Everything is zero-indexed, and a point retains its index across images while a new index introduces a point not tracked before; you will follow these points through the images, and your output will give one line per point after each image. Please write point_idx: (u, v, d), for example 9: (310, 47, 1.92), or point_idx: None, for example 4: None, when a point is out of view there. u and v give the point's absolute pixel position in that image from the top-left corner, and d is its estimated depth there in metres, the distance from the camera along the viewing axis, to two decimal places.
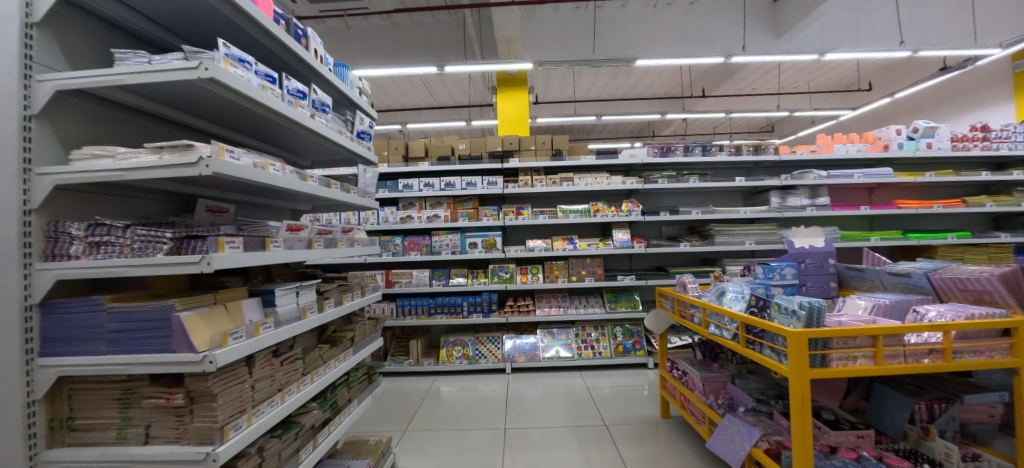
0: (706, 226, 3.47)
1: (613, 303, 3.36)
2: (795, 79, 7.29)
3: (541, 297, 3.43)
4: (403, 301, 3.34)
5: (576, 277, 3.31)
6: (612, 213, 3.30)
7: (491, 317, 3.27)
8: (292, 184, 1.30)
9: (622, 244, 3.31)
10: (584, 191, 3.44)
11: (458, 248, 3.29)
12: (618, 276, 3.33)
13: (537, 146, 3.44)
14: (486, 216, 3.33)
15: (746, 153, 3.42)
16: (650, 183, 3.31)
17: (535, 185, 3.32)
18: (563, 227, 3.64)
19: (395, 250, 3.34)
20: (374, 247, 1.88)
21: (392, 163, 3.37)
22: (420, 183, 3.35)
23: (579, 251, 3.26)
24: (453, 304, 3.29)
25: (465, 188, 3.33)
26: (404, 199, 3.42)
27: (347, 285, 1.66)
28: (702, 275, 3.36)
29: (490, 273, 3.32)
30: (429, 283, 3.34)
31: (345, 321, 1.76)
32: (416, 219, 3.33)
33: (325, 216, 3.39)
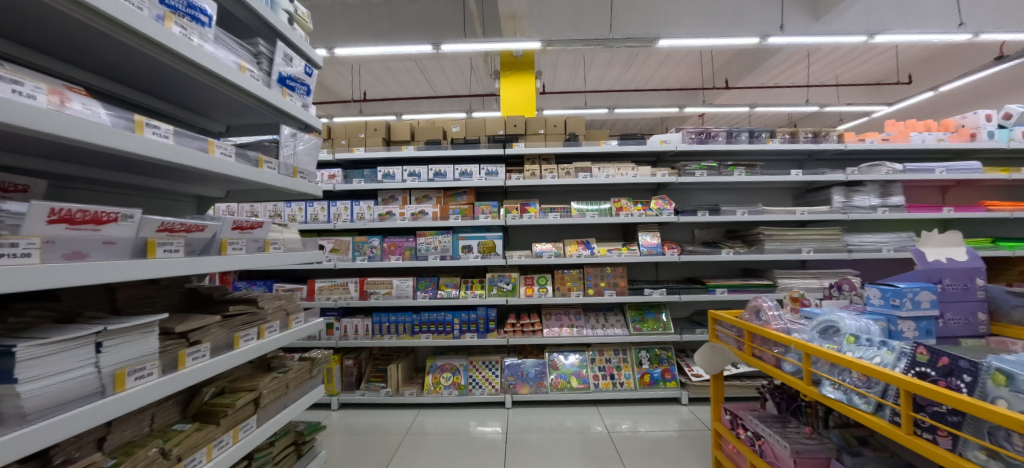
0: (752, 229, 2.82)
1: (638, 323, 2.72)
2: (826, 71, 6.63)
3: (550, 313, 2.78)
4: (381, 316, 2.72)
5: (594, 290, 2.67)
6: (638, 212, 2.68)
7: (488, 338, 2.64)
8: (84, 132, 0.65)
9: (651, 249, 2.68)
10: (603, 185, 2.81)
11: (448, 253, 2.67)
12: (645, 289, 2.69)
13: (547, 129, 2.81)
14: (484, 214, 2.70)
15: (804, 140, 2.77)
16: (686, 176, 2.68)
17: (544, 177, 2.69)
18: (577, 228, 3.00)
19: (371, 254, 2.72)
20: (312, 255, 1.26)
21: (370, 147, 2.75)
22: (405, 171, 2.73)
23: (597, 259, 2.63)
24: (442, 321, 2.67)
25: (459, 178, 2.70)
26: (384, 191, 2.80)
27: (250, 318, 1.03)
28: (748, 289, 2.72)
29: (488, 283, 2.71)
30: (414, 294, 2.72)
31: (254, 371, 1.13)
32: (398, 216, 2.71)
33: (287, 211, 2.78)
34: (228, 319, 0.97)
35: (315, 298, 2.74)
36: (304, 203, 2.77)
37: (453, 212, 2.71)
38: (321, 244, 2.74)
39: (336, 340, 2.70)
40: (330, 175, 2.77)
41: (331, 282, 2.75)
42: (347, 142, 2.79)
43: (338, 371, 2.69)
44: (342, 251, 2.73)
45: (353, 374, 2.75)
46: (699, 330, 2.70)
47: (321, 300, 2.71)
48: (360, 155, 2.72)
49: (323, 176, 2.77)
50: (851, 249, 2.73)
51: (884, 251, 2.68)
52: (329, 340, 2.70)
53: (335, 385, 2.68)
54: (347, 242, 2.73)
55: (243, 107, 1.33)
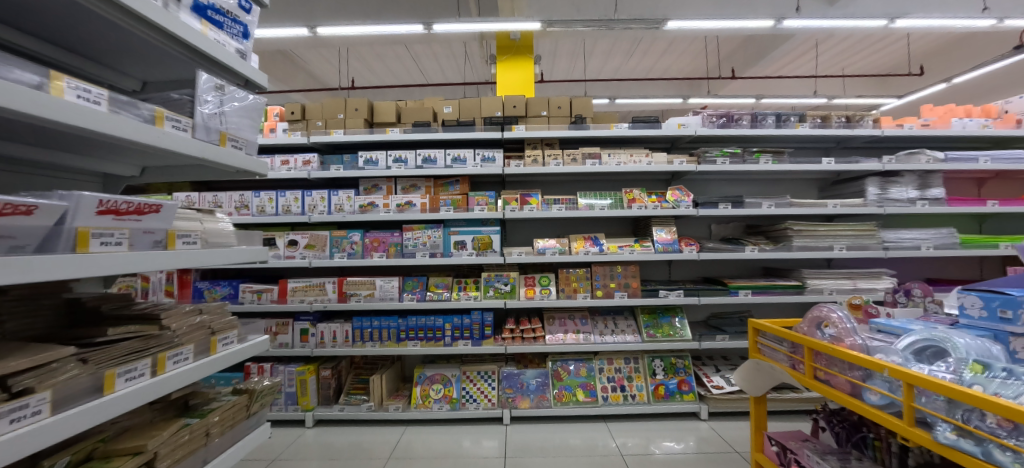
0: (778, 224, 2.54)
1: (652, 328, 2.43)
2: (836, 61, 6.37)
3: (553, 317, 2.48)
4: (362, 321, 2.40)
5: (603, 291, 2.37)
6: (653, 205, 2.38)
7: (484, 346, 2.34)
8: None
9: (668, 246, 2.38)
10: (613, 174, 2.51)
11: (439, 249, 2.36)
12: (659, 290, 2.41)
13: (550, 110, 2.49)
14: (480, 205, 2.38)
15: (836, 126, 2.49)
16: (707, 164, 2.38)
17: (548, 164, 2.38)
18: (582, 222, 2.69)
19: (351, 250, 2.39)
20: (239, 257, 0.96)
21: (351, 129, 2.41)
22: (389, 157, 2.41)
23: (608, 257, 2.33)
24: (432, 327, 2.36)
25: (451, 165, 2.38)
26: (366, 179, 2.47)
27: (140, 345, 0.75)
28: (773, 291, 2.45)
29: (483, 284, 2.40)
30: (400, 296, 2.41)
31: (157, 419, 0.85)
32: (382, 208, 2.39)
33: (255, 201, 2.44)
34: (94, 352, 0.67)
35: (287, 300, 2.41)
36: (274, 192, 2.43)
37: (443, 204, 2.39)
38: (293, 239, 2.41)
39: (311, 348, 2.38)
40: (304, 161, 2.43)
41: (305, 282, 2.42)
42: (324, 123, 2.44)
43: (313, 384, 2.37)
44: (318, 247, 2.40)
45: (331, 386, 2.42)
46: (719, 336, 2.42)
47: (294, 303, 2.38)
48: (338, 137, 2.37)
49: (296, 162, 2.43)
50: (887, 246, 2.46)
51: (924, 249, 2.42)
52: (303, 348, 2.38)
53: (310, 400, 2.36)
54: (323, 236, 2.40)
55: (163, 56, 1.00)
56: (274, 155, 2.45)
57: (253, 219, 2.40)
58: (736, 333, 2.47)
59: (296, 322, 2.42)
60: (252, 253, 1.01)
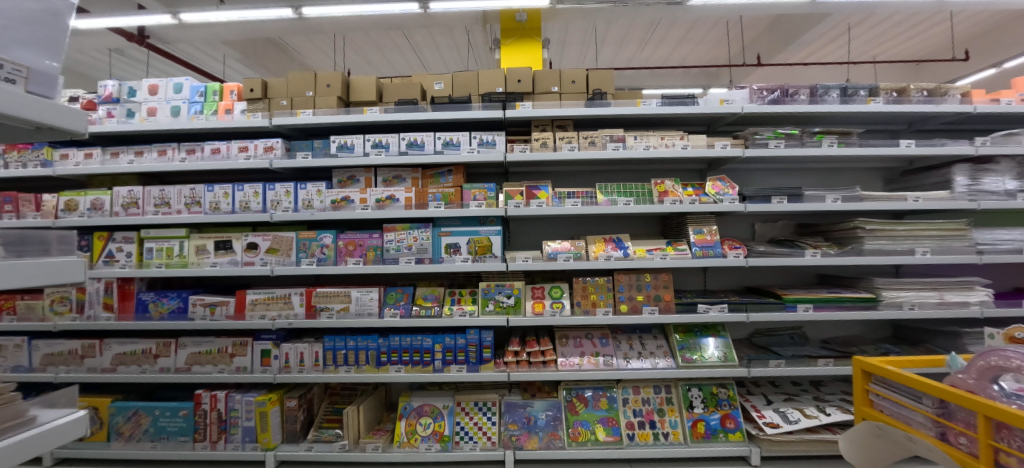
0: (842, 223, 2.07)
1: (689, 350, 1.97)
2: (870, 46, 5.85)
3: (567, 336, 2.04)
4: (334, 341, 1.98)
5: (628, 306, 1.92)
6: (690, 198, 1.93)
7: (482, 372, 1.90)
8: None
9: (708, 250, 1.93)
10: (640, 161, 2.05)
11: (427, 254, 1.93)
12: (697, 303, 1.95)
13: (562, 85, 2.05)
14: (478, 199, 1.94)
15: (916, 100, 2.02)
16: (756, 148, 1.93)
17: (560, 149, 1.94)
18: (601, 221, 2.25)
19: (321, 256, 1.97)
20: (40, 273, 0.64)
21: (322, 109, 1.99)
22: (368, 142, 1.98)
23: (636, 263, 1.89)
24: (419, 348, 1.94)
25: (441, 151, 1.95)
26: (341, 170, 2.05)
27: None
28: (838, 305, 1.98)
29: (481, 297, 1.96)
30: (380, 312, 1.98)
31: None
32: (358, 204, 1.97)
33: (207, 197, 2.03)
34: None
35: (245, 315, 2.00)
36: (230, 186, 2.02)
37: (431, 198, 1.95)
38: (253, 242, 2.00)
39: (273, 373, 1.97)
40: (267, 147, 2.01)
41: (267, 293, 2.01)
42: (289, 102, 2.01)
43: (276, 417, 1.96)
44: (281, 251, 1.99)
45: (298, 420, 2.01)
46: (772, 361, 1.94)
47: (253, 320, 1.97)
48: (305, 119, 1.95)
49: (256, 149, 2.02)
50: (981, 249, 1.99)
51: None
52: (263, 374, 1.96)
53: (271, 437, 1.95)
54: (288, 239, 1.99)
55: None
56: (231, 141, 2.05)
57: (205, 218, 2.00)
58: (793, 357, 1.99)
59: (255, 342, 2.00)
60: (52, 268, 0.65)
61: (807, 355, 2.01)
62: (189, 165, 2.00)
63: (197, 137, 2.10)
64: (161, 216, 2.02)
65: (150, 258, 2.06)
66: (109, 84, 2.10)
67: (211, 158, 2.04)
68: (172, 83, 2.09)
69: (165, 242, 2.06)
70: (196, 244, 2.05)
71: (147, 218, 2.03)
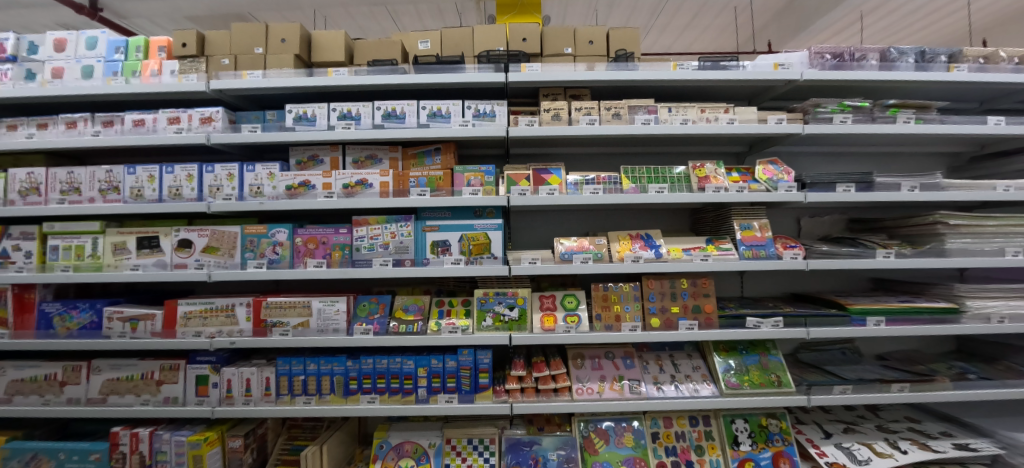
0: (913, 218, 1.71)
1: (735, 374, 1.58)
2: (880, 36, 5.58)
3: (582, 356, 1.64)
4: (289, 364, 1.56)
5: (661, 320, 1.53)
6: (737, 185, 1.54)
7: (477, 403, 1.51)
8: None
9: (758, 250, 1.55)
10: (672, 140, 1.66)
11: (408, 255, 1.52)
12: (745, 316, 1.56)
13: (577, 45, 1.65)
14: (474, 185, 1.53)
15: (1006, 68, 1.66)
16: (818, 123, 1.56)
17: (576, 122, 1.53)
18: (620, 214, 1.87)
19: (273, 256, 1.55)
20: None
21: (274, 70, 1.56)
22: (333, 111, 1.55)
23: (673, 267, 1.50)
24: (397, 374, 1.53)
25: (426, 124, 1.54)
26: (299, 147, 1.62)
27: None
28: (914, 317, 1.62)
29: (476, 309, 1.56)
30: (349, 328, 1.55)
31: None
32: (320, 190, 1.54)
33: (127, 181, 1.60)
34: None
35: (176, 333, 1.58)
36: (157, 167, 1.59)
37: (413, 184, 1.54)
38: (185, 239, 1.58)
39: (211, 405, 1.55)
40: (203, 119, 1.58)
41: (205, 304, 1.58)
42: (231, 61, 1.58)
43: (214, 461, 1.54)
44: (222, 251, 1.56)
45: (244, 464, 1.58)
46: (837, 387, 1.56)
47: (184, 338, 1.54)
48: (251, 82, 1.52)
49: (190, 121, 1.58)
50: None
51: None
52: (198, 408, 1.54)
53: None
54: (231, 235, 1.56)
55: None
56: (158, 111, 1.61)
57: (123, 207, 1.56)
58: (860, 381, 1.61)
59: (188, 365, 1.58)
60: None
61: (875, 378, 1.64)
62: (102, 140, 1.56)
63: (116, 106, 1.65)
64: (67, 206, 1.58)
65: (54, 260, 1.62)
66: (2, 36, 1.63)
67: (132, 131, 1.60)
68: (84, 37, 1.65)
69: (75, 238, 1.62)
70: (113, 242, 1.61)
71: (49, 209, 1.58)
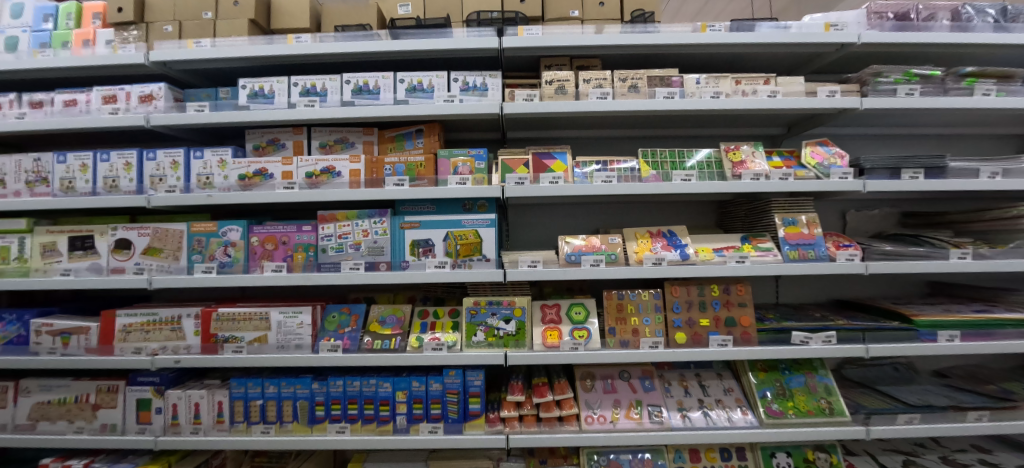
0: (990, 211, 1.43)
1: (778, 399, 1.31)
2: None
3: (592, 377, 1.38)
4: (245, 386, 1.32)
5: (688, 335, 1.26)
6: (780, 172, 1.27)
7: (467, 434, 1.25)
8: None
9: (806, 251, 1.28)
10: (699, 119, 1.40)
11: (383, 257, 1.27)
12: (789, 330, 1.30)
13: (585, 7, 1.38)
14: (462, 173, 1.26)
15: None
16: (879, 96, 1.28)
17: (585, 96, 1.27)
18: (635, 208, 1.62)
19: (224, 259, 1.30)
20: None
21: (225, 38, 1.32)
22: (294, 86, 1.30)
23: (702, 271, 1.23)
24: (372, 399, 1.28)
25: (405, 100, 1.28)
26: (256, 130, 1.37)
27: None
28: (995, 331, 1.34)
29: (465, 321, 1.30)
30: (314, 344, 1.30)
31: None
32: (278, 180, 1.29)
33: (56, 171, 1.36)
34: None
35: (113, 349, 1.34)
36: (91, 155, 1.35)
37: (389, 172, 1.28)
38: (124, 239, 1.34)
39: (154, 435, 1.32)
40: (143, 97, 1.34)
41: (147, 316, 1.35)
42: (175, 28, 1.34)
43: None
44: (165, 253, 1.32)
45: None
46: (902, 416, 1.29)
47: (121, 356, 1.30)
48: (197, 52, 1.28)
49: (127, 100, 1.34)
50: None
51: None
52: (138, 438, 1.30)
53: None
54: (176, 234, 1.32)
55: None
56: (92, 89, 1.37)
57: (49, 202, 1.33)
58: (928, 408, 1.34)
59: (128, 387, 1.34)
60: None
61: (945, 403, 1.37)
62: (24, 123, 1.32)
63: (47, 84, 1.41)
64: None
65: None
66: None
67: (62, 113, 1.36)
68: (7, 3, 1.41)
69: None
70: (42, 243, 1.37)
71: None
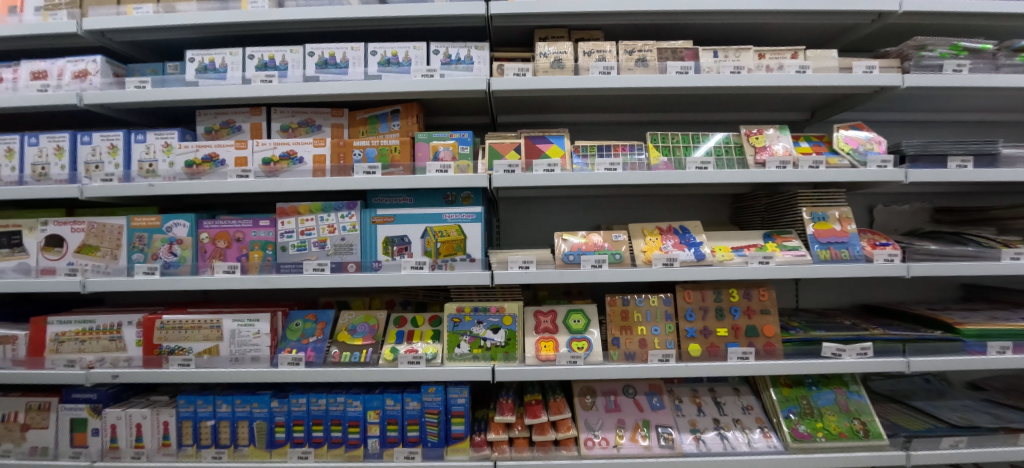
0: None
1: (806, 420, 1.14)
2: None
3: (592, 393, 1.21)
4: (194, 405, 1.15)
5: (703, 347, 1.09)
6: (810, 159, 1.11)
7: (448, 461, 1.08)
8: None
9: (838, 250, 1.12)
10: (715, 100, 1.23)
11: (351, 256, 1.09)
12: (819, 341, 1.13)
13: None
14: (443, 160, 1.08)
15: None
16: (923, 73, 1.11)
17: (585, 71, 1.10)
18: (639, 200, 1.46)
19: (169, 259, 1.13)
20: None
21: (170, 4, 1.14)
22: (250, 59, 1.13)
23: (721, 273, 1.06)
24: (339, 419, 1.11)
25: (377, 75, 1.11)
26: (209, 111, 1.19)
27: None
28: None
29: (446, 331, 1.12)
30: (272, 357, 1.12)
31: None
32: (230, 167, 1.12)
33: None
34: None
35: (44, 362, 1.17)
36: (18, 139, 1.17)
37: (358, 157, 1.10)
38: (55, 235, 1.16)
39: (89, 460, 1.14)
40: (77, 72, 1.16)
41: (83, 323, 1.17)
42: None
43: None
44: (102, 251, 1.15)
45: None
46: (947, 440, 1.13)
47: (51, 370, 1.13)
48: (135, 18, 1.10)
49: (59, 75, 1.16)
50: None
51: None
52: (70, 464, 1.13)
53: None
54: (115, 229, 1.15)
55: None
56: (20, 63, 1.19)
57: None
58: (975, 429, 1.18)
59: (61, 405, 1.17)
60: None
61: (992, 424, 1.21)
62: None
63: None
64: None
65: None
66: None
67: None
68: None
69: None
70: None
71: None
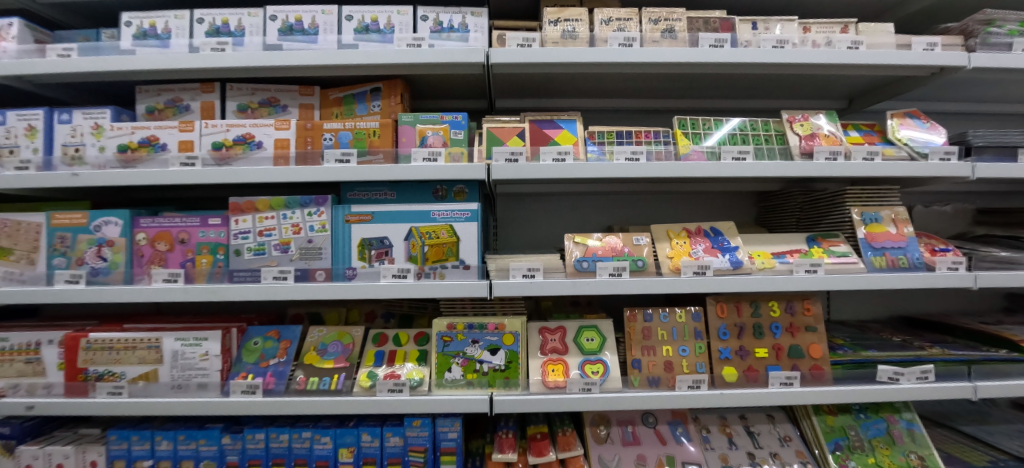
0: None
1: (856, 455, 0.98)
2: None
3: (606, 422, 1.03)
4: (128, 441, 0.94)
5: (740, 371, 0.92)
6: (864, 149, 0.94)
7: None
8: None
9: (895, 257, 0.96)
10: (748, 82, 1.06)
11: (320, 262, 0.90)
12: (872, 363, 0.97)
13: None
14: (432, 146, 0.90)
15: None
16: (991, 51, 0.96)
17: (601, 43, 0.92)
18: (654, 198, 1.29)
19: (97, 264, 0.93)
20: None
21: None
22: (199, 23, 0.95)
23: (762, 284, 0.89)
24: (304, 459, 0.91)
25: (352, 44, 0.92)
26: (151, 87, 0.99)
27: None
28: None
29: (435, 352, 0.93)
30: (223, 384, 0.92)
31: None
32: (172, 153, 0.92)
33: None
34: None
35: None
36: None
37: (329, 142, 0.91)
38: None
39: None
40: None
41: None
42: None
43: None
44: (16, 255, 0.94)
45: None
46: None
47: None
48: None
49: None
50: None
51: None
52: None
53: None
54: (31, 228, 0.94)
55: None
56: None
57: None
58: None
59: None
60: None
61: None
62: None
63: None
64: None
65: None
66: None
67: None
68: None
69: None
70: None
71: None
